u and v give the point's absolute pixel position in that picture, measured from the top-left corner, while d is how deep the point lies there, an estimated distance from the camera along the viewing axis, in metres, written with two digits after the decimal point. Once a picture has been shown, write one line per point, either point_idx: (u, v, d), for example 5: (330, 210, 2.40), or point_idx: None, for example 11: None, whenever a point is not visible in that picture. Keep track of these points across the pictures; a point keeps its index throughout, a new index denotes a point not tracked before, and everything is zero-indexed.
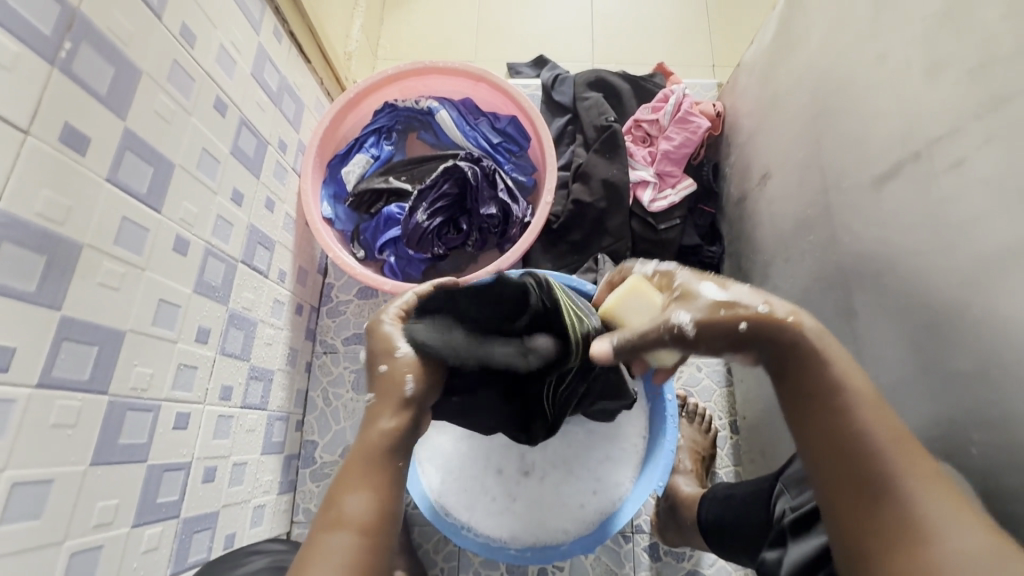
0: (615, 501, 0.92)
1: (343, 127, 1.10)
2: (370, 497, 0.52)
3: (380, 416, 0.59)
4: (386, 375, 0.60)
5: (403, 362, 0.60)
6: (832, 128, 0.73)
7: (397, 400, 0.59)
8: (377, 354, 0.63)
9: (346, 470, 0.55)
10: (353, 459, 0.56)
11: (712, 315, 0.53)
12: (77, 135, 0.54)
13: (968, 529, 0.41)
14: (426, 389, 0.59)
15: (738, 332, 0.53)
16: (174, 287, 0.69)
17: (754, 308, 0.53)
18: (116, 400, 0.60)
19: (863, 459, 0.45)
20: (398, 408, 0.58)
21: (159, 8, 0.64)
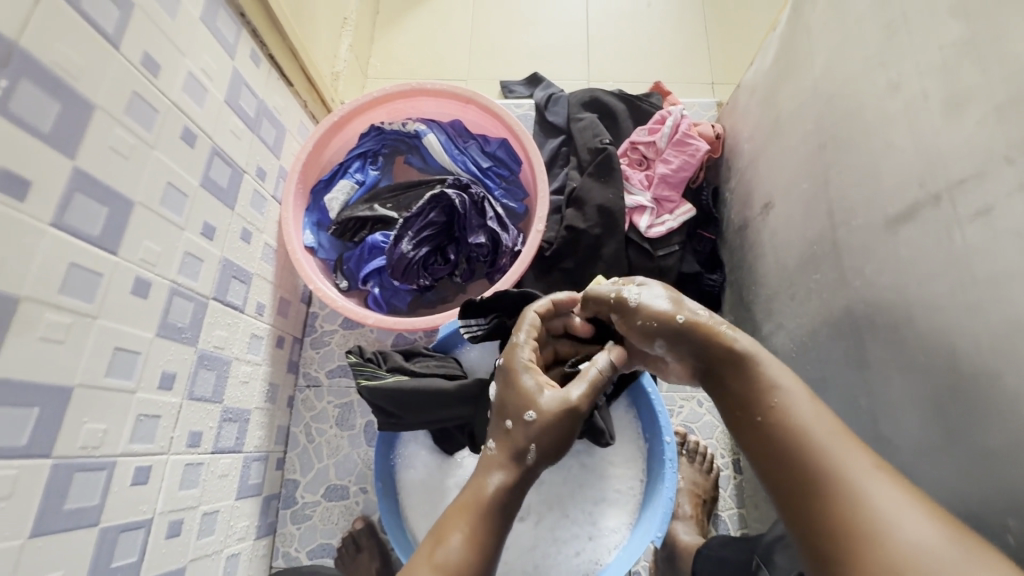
0: (610, 550, 0.85)
1: (327, 151, 1.05)
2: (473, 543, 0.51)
3: (495, 469, 0.57)
4: (510, 432, 0.59)
5: (532, 428, 0.58)
6: (841, 159, 0.69)
7: (514, 464, 0.57)
8: (506, 407, 0.61)
9: (453, 511, 0.54)
10: (464, 502, 0.54)
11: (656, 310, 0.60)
12: (14, 179, 0.49)
13: (912, 512, 0.41)
14: (546, 457, 0.58)
15: (674, 323, 0.58)
16: (131, 333, 0.64)
17: (698, 314, 0.58)
18: (62, 462, 0.55)
19: (806, 455, 0.46)
20: (512, 466, 0.57)
21: (116, 38, 0.60)
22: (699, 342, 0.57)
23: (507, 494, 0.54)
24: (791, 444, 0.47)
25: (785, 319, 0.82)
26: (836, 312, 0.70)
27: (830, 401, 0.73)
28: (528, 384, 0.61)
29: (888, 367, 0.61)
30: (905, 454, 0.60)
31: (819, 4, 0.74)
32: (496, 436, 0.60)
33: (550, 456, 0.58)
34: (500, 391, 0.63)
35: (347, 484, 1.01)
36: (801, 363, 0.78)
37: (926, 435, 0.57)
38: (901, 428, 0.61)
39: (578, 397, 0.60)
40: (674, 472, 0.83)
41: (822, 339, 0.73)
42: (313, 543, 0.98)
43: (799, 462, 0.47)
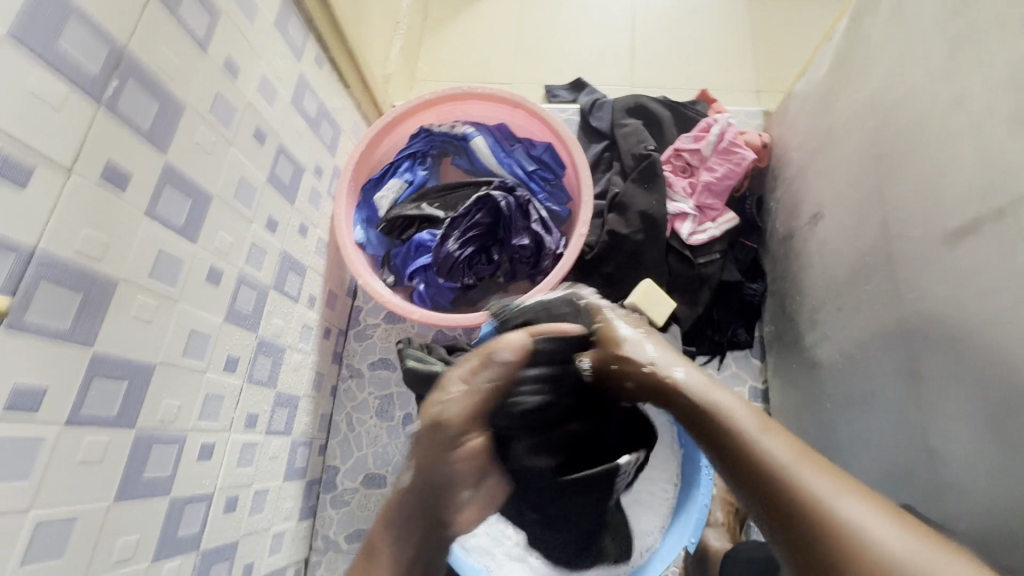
0: (643, 552, 0.86)
1: (379, 151, 1.09)
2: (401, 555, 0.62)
3: (395, 516, 0.63)
4: (409, 486, 0.63)
5: (425, 461, 0.63)
6: (899, 171, 0.68)
7: (414, 501, 0.63)
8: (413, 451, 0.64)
9: (362, 558, 0.63)
10: (376, 533, 0.64)
11: (607, 361, 0.76)
12: (117, 171, 0.53)
13: (880, 518, 0.48)
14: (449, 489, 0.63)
15: (625, 383, 0.73)
16: (204, 317, 0.68)
17: (638, 365, 0.72)
18: (143, 433, 0.60)
19: (775, 478, 0.52)
20: (411, 505, 0.62)
21: (205, 41, 0.64)
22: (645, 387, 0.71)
23: (419, 524, 0.63)
24: (765, 473, 0.53)
25: (832, 331, 0.82)
26: (887, 325, 0.70)
27: (880, 416, 0.72)
28: (427, 421, 0.64)
29: (945, 382, 0.61)
30: (959, 472, 0.60)
31: (879, 17, 0.74)
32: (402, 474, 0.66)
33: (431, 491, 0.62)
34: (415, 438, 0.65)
35: (385, 473, 1.04)
36: (849, 376, 0.78)
37: (981, 452, 0.57)
38: (956, 445, 0.60)
39: (460, 424, 0.63)
40: (710, 480, 0.86)
41: (873, 352, 0.73)
42: (350, 528, 1.02)
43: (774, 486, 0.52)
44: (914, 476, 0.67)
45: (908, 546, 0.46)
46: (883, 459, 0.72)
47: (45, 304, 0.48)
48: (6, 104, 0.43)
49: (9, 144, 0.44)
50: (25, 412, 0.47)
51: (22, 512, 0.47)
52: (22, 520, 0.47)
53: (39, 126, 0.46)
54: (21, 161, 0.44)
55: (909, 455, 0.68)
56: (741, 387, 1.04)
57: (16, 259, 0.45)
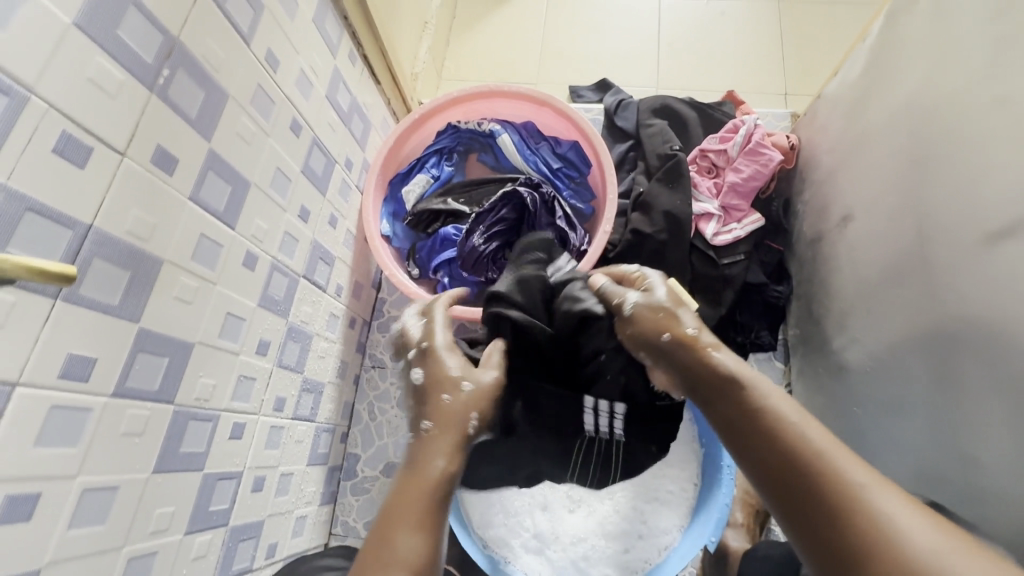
0: (660, 551, 0.87)
1: (406, 146, 1.11)
2: (421, 531, 0.50)
3: (433, 454, 0.58)
4: (446, 406, 0.63)
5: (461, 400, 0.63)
6: (934, 172, 0.68)
7: (449, 441, 0.59)
8: (438, 382, 0.65)
9: (384, 521, 0.51)
10: (405, 491, 0.54)
11: (650, 310, 0.67)
12: (166, 157, 0.56)
13: (918, 520, 0.42)
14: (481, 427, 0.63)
15: (662, 339, 0.64)
16: (239, 301, 0.70)
17: (684, 331, 0.62)
18: (181, 409, 0.62)
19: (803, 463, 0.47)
20: (447, 441, 0.59)
21: (248, 34, 0.66)
22: (682, 356, 0.61)
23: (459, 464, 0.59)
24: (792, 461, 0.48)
25: (861, 334, 0.81)
26: (921, 327, 0.69)
27: (911, 420, 0.71)
28: (449, 363, 0.67)
29: (981, 385, 0.60)
30: (997, 478, 0.59)
31: (916, 18, 0.73)
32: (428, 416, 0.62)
33: (467, 440, 0.61)
34: (424, 370, 0.68)
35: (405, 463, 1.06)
36: (878, 380, 0.77)
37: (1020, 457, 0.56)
38: (993, 450, 0.59)
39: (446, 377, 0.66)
40: (731, 479, 0.84)
41: (906, 355, 0.72)
42: (369, 515, 1.03)
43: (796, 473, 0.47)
44: (948, 482, 0.66)
45: (942, 552, 0.40)
46: (915, 464, 0.71)
47: (97, 281, 0.50)
48: (69, 88, 0.46)
49: (71, 126, 0.46)
50: (75, 382, 0.49)
51: (70, 477, 0.49)
52: (69, 486, 0.49)
53: (99, 111, 0.48)
54: (80, 143, 0.47)
55: (943, 460, 0.66)
56: None
57: (72, 236, 0.47)
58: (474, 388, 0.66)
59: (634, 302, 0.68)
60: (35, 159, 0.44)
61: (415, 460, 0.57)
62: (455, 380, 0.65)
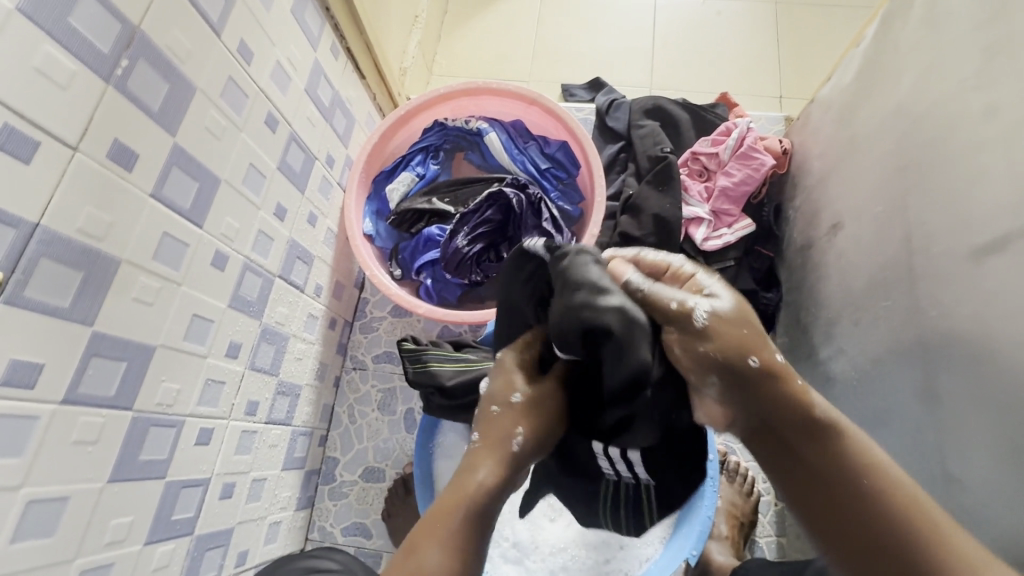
0: (642, 561, 0.84)
1: (391, 143, 1.08)
2: (453, 563, 0.45)
3: (478, 463, 0.49)
4: (501, 412, 0.52)
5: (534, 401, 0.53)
6: (925, 182, 0.66)
7: (500, 453, 0.50)
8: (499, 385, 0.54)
9: (420, 532, 0.46)
10: (447, 501, 0.47)
11: (731, 324, 0.46)
12: (124, 152, 0.53)
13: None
14: (532, 450, 0.52)
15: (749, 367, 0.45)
16: (208, 302, 0.68)
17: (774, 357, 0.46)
18: (141, 416, 0.60)
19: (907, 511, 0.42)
20: (498, 456, 0.50)
21: (218, 25, 0.64)
22: (766, 390, 0.45)
23: (505, 490, 0.50)
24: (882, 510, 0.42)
25: (848, 345, 0.79)
26: (907, 340, 0.67)
27: (896, 436, 0.70)
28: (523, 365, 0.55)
29: (966, 402, 0.59)
30: (977, 495, 0.57)
31: (911, 22, 0.71)
32: (480, 420, 0.53)
33: (529, 454, 0.52)
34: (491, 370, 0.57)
35: (384, 468, 1.04)
36: (865, 393, 0.75)
37: (1005, 477, 0.54)
38: (977, 467, 0.57)
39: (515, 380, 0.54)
40: (715, 491, 0.82)
41: (891, 368, 0.70)
42: (348, 520, 1.01)
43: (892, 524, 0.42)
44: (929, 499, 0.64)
45: None
46: None
47: (44, 282, 0.47)
48: (12, 77, 0.43)
49: (13, 119, 0.43)
50: (21, 390, 0.46)
51: (14, 488, 0.47)
52: (12, 498, 0.47)
53: (45, 103, 0.45)
54: (25, 137, 0.44)
55: (925, 477, 0.65)
56: None
57: (16, 234, 0.44)
58: (534, 392, 0.54)
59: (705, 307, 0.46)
60: None
61: (460, 476, 0.49)
62: (509, 379, 0.54)
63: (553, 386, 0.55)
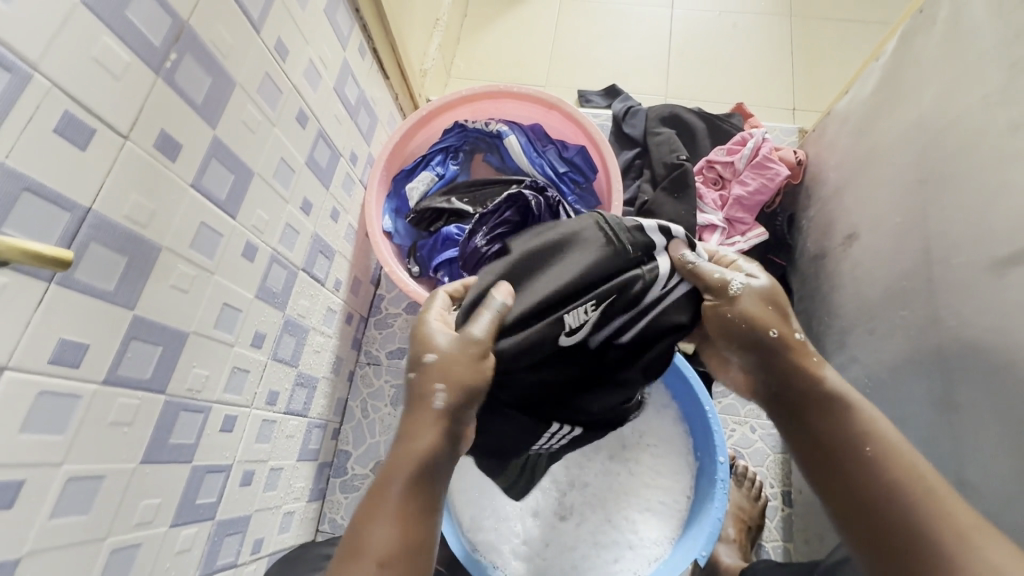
0: (650, 562, 0.86)
1: (412, 143, 1.10)
2: (398, 527, 0.53)
3: (414, 432, 0.55)
4: (428, 372, 0.56)
5: (452, 354, 0.56)
6: (944, 196, 0.68)
7: (429, 414, 0.56)
8: (415, 354, 0.58)
9: (370, 496, 0.55)
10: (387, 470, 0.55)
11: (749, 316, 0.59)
12: (170, 142, 0.55)
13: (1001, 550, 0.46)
14: (461, 402, 0.56)
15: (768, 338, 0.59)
16: (237, 292, 0.69)
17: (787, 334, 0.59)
18: (172, 400, 0.61)
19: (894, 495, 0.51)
20: (427, 420, 0.56)
21: (258, 22, 0.65)
22: (789, 360, 0.58)
23: (445, 444, 0.56)
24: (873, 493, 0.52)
25: (861, 354, 0.81)
26: (922, 349, 0.69)
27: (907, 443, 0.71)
28: (438, 328, 0.59)
29: (981, 410, 0.60)
30: (990, 503, 0.59)
31: (932, 39, 0.73)
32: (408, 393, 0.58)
33: (460, 407, 0.56)
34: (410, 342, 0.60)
35: None
36: (878, 400, 0.77)
37: (1017, 486, 0.55)
38: (989, 475, 0.59)
39: (430, 348, 0.57)
40: (724, 493, 0.83)
41: (904, 376, 0.72)
42: None
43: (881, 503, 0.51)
44: None
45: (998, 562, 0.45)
46: None
47: (93, 265, 0.49)
48: (74, 67, 0.45)
49: (73, 106, 0.45)
50: (67, 368, 0.48)
51: (55, 465, 0.48)
52: (54, 474, 0.48)
53: (103, 93, 0.47)
54: (83, 125, 0.46)
55: None
56: None
57: (71, 218, 0.46)
58: (446, 351, 0.56)
59: (742, 285, 0.60)
60: (34, 139, 0.43)
61: (400, 444, 0.56)
62: (427, 345, 0.58)
63: (468, 340, 0.56)
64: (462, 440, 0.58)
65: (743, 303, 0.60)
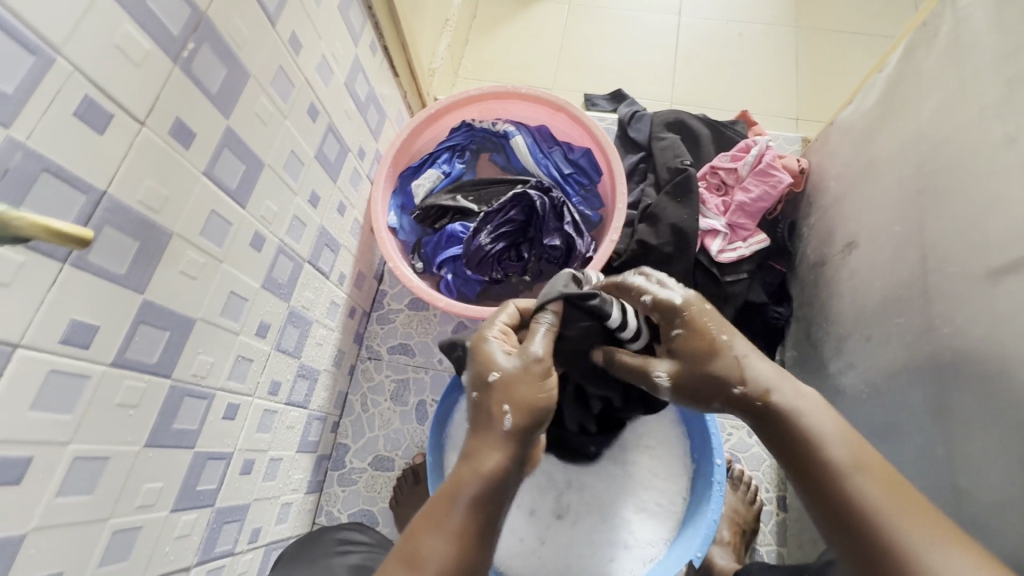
0: (645, 563, 0.86)
1: (419, 141, 1.11)
2: (456, 545, 0.50)
3: (480, 450, 0.53)
4: (496, 392, 0.55)
5: (519, 370, 0.56)
6: (943, 207, 0.69)
7: (494, 433, 0.54)
8: (477, 377, 0.57)
9: (423, 517, 0.52)
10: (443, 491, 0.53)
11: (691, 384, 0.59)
12: (184, 130, 0.56)
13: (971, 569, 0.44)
14: (532, 423, 0.54)
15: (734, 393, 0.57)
16: (244, 281, 0.70)
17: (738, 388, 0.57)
18: (177, 385, 0.62)
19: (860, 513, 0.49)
20: (495, 440, 0.53)
21: (274, 15, 0.66)
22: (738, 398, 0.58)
23: (514, 468, 0.53)
24: (849, 517, 0.49)
25: (859, 360, 0.82)
26: (919, 358, 0.69)
27: (902, 450, 0.72)
28: (496, 347, 0.59)
29: (975, 418, 0.61)
30: (983, 510, 0.59)
31: (935, 52, 0.74)
32: (470, 414, 0.57)
33: (527, 428, 0.54)
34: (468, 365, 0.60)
35: (393, 457, 1.05)
36: (874, 406, 0.77)
37: (1009, 492, 0.56)
38: (982, 482, 0.60)
39: (489, 364, 0.57)
40: (720, 495, 0.84)
41: (900, 383, 0.72)
42: (355, 506, 1.03)
43: (859, 527, 0.49)
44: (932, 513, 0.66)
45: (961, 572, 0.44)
46: None
47: (106, 248, 0.49)
48: (93, 51, 0.45)
49: (93, 91, 0.46)
50: (77, 348, 0.49)
51: (62, 444, 0.49)
52: (60, 453, 0.49)
53: (122, 79, 0.48)
54: (102, 110, 0.47)
55: (931, 489, 0.66)
56: None
57: (86, 201, 0.47)
58: (509, 370, 0.56)
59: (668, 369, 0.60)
60: (54, 120, 0.43)
61: (462, 468, 0.53)
62: (488, 362, 0.57)
63: (532, 360, 0.57)
64: (525, 470, 0.56)
65: (685, 377, 0.59)
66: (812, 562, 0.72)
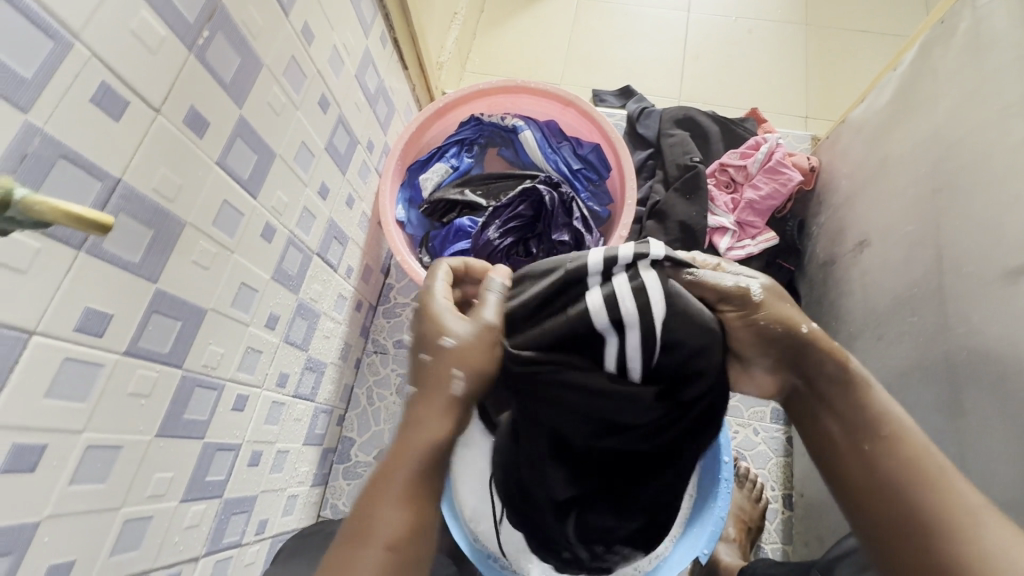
0: (652, 559, 0.82)
1: (427, 134, 1.10)
2: (406, 515, 0.50)
3: (422, 420, 0.51)
4: (445, 358, 0.51)
5: (475, 336, 0.52)
6: (959, 206, 0.68)
7: (442, 401, 0.51)
8: (422, 338, 0.53)
9: (371, 487, 0.51)
10: (388, 464, 0.51)
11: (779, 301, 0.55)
12: (198, 119, 0.55)
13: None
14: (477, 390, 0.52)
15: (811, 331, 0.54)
16: (255, 272, 0.70)
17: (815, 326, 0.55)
18: (188, 374, 0.62)
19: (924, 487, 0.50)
20: (441, 407, 0.51)
21: (287, 5, 0.66)
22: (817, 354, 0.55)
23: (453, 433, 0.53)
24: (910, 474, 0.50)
25: (869, 359, 0.81)
26: (932, 357, 0.69)
27: None
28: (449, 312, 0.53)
29: (989, 417, 0.61)
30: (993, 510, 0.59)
31: (952, 50, 0.74)
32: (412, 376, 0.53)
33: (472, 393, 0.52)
34: (414, 325, 0.55)
35: None
36: None
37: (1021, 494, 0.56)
38: (993, 482, 0.59)
39: (439, 326, 0.52)
40: (727, 493, 0.83)
41: (912, 382, 0.72)
42: None
43: (918, 493, 0.50)
44: None
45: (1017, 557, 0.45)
46: None
47: (122, 237, 0.49)
48: (110, 36, 0.45)
49: (110, 77, 0.45)
50: (92, 337, 0.48)
51: (76, 433, 0.49)
52: (75, 441, 0.49)
53: (138, 66, 0.48)
54: (119, 97, 0.46)
55: None
56: (763, 408, 1.02)
57: (103, 187, 0.47)
58: (465, 338, 0.51)
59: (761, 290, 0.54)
60: (72, 107, 0.43)
61: (404, 437, 0.51)
62: (441, 325, 0.52)
63: (488, 328, 0.52)
64: None
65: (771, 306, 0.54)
66: (825, 555, 0.72)
